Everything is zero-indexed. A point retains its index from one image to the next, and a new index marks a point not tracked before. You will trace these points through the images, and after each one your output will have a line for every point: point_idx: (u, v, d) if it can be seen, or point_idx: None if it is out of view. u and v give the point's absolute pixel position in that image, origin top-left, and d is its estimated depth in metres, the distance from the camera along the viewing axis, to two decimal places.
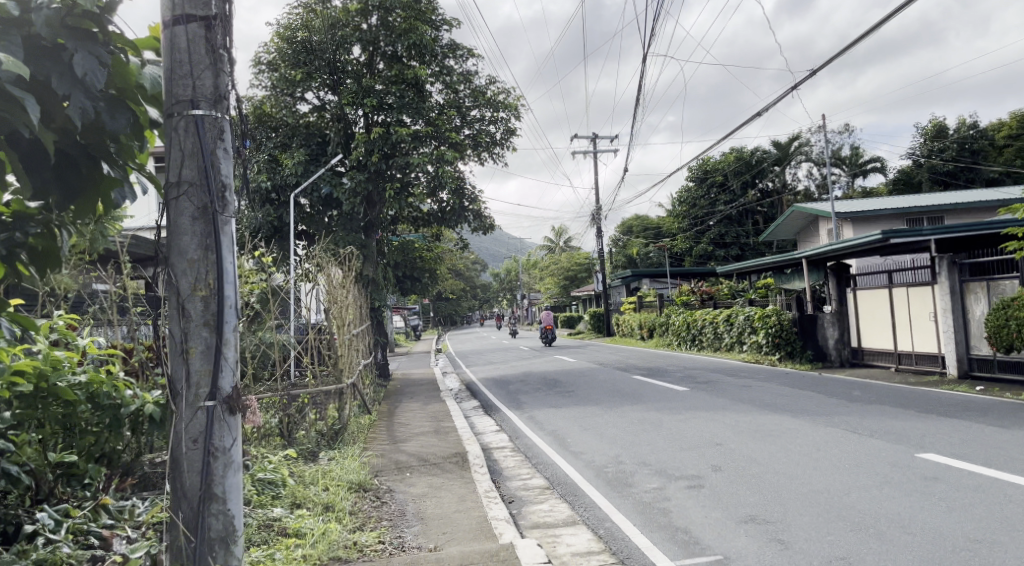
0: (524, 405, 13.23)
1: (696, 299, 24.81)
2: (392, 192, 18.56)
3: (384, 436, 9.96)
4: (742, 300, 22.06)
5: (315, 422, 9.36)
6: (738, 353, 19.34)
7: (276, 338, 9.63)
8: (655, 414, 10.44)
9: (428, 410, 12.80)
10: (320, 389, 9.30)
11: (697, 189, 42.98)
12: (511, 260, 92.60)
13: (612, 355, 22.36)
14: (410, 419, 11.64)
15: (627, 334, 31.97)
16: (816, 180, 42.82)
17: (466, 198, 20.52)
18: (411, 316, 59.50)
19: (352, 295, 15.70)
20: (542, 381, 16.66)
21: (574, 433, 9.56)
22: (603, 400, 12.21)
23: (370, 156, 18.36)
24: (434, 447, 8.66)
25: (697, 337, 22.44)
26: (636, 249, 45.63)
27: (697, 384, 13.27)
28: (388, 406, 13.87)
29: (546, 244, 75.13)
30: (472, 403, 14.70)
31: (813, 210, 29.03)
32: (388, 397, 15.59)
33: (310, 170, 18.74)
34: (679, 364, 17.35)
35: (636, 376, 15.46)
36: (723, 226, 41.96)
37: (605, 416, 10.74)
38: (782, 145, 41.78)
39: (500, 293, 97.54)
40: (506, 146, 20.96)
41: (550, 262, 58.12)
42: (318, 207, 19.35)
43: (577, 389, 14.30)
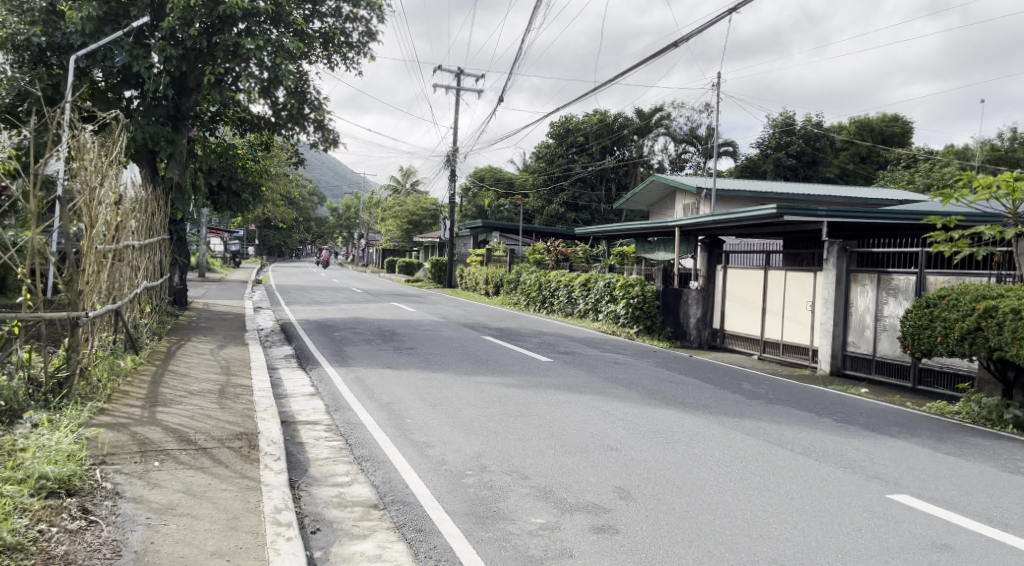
0: (351, 360, 10.60)
1: (550, 259, 22.96)
2: (210, 79, 14.94)
3: (143, 392, 7.00)
4: (601, 265, 20.39)
5: (27, 365, 6.21)
6: (593, 323, 17.59)
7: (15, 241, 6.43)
8: (519, 391, 8.21)
9: (220, 356, 9.82)
10: (42, 315, 6.18)
11: (556, 146, 41.39)
12: (351, 196, 87.49)
13: (455, 308, 20.07)
14: (192, 367, 8.67)
15: (470, 288, 29.84)
16: (671, 155, 42.55)
17: (306, 104, 17.17)
18: (234, 240, 54.03)
19: (138, 198, 12.15)
20: (374, 331, 14.01)
21: (413, 411, 7.13)
22: (451, 366, 9.83)
23: (185, 28, 14.54)
24: (209, 420, 5.88)
25: (548, 299, 20.65)
26: (487, 201, 43.50)
27: (558, 355, 11.24)
28: (170, 345, 10.71)
29: (390, 185, 71.32)
30: (284, 351, 11.81)
31: (676, 182, 28.05)
32: (175, 331, 12.34)
33: (104, 32, 14.56)
34: (532, 329, 15.29)
35: (487, 338, 13.23)
36: (578, 188, 40.79)
37: (454, 389, 8.38)
38: (645, 115, 41.04)
39: (336, 230, 92.34)
40: (362, 51, 17.72)
41: (393, 203, 54.69)
42: (113, 83, 15.21)
43: (417, 346, 11.82)
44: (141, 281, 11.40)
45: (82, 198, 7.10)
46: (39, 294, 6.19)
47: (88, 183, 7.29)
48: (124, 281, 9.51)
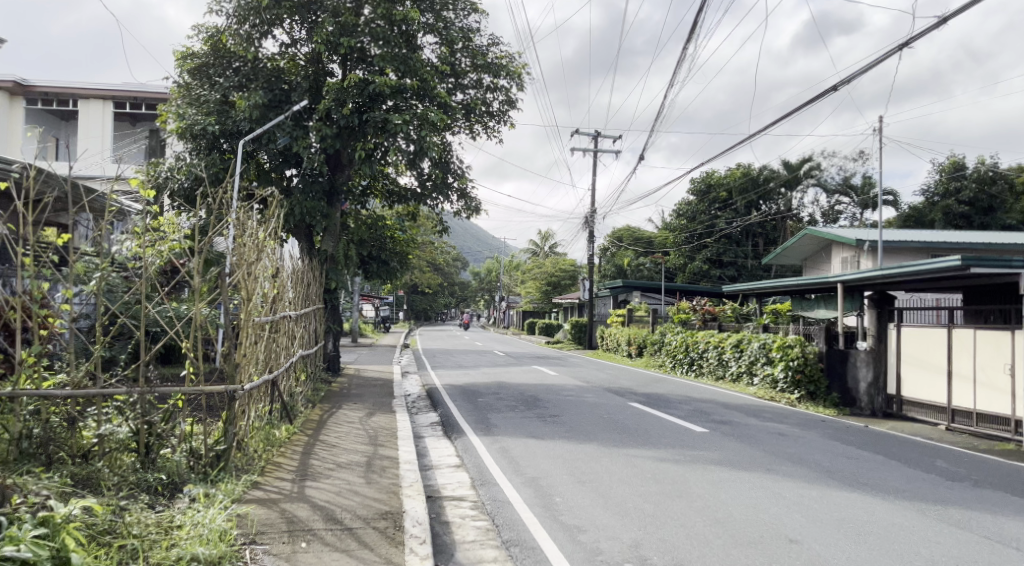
0: (496, 428, 10.34)
1: (697, 319, 22.01)
2: (361, 154, 15.65)
3: (295, 464, 7.03)
4: (753, 324, 19.25)
5: (189, 437, 6.39)
6: (748, 388, 16.52)
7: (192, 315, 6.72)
8: (675, 466, 7.60)
9: (368, 424, 9.86)
10: (202, 388, 6.35)
11: (698, 202, 40.40)
12: (492, 260, 89.45)
13: (599, 372, 19.53)
14: (341, 436, 8.73)
15: (613, 349, 29.18)
16: (823, 206, 40.34)
17: (450, 173, 17.61)
18: (383, 306, 56.36)
19: (295, 270, 12.72)
20: (518, 397, 13.76)
21: (562, 487, 6.71)
22: (599, 436, 9.34)
23: (339, 108, 15.38)
24: (357, 497, 5.74)
25: (697, 361, 19.69)
26: (628, 260, 42.92)
27: (713, 424, 10.46)
28: (321, 413, 10.93)
29: (529, 247, 72.30)
30: (430, 418, 11.78)
31: (832, 235, 26.37)
32: (327, 398, 12.65)
33: (267, 116, 15.67)
34: (682, 394, 14.50)
35: (635, 405, 12.63)
36: (723, 244, 39.42)
37: (605, 462, 7.89)
38: (793, 166, 39.35)
39: (478, 293, 94.49)
40: (502, 119, 18.05)
41: (533, 265, 55.24)
42: (275, 163, 16.27)
43: (562, 414, 11.43)
44: (296, 349, 11.83)
45: (241, 273, 7.37)
46: (201, 369, 6.39)
47: (247, 258, 7.58)
48: (280, 351, 9.83)
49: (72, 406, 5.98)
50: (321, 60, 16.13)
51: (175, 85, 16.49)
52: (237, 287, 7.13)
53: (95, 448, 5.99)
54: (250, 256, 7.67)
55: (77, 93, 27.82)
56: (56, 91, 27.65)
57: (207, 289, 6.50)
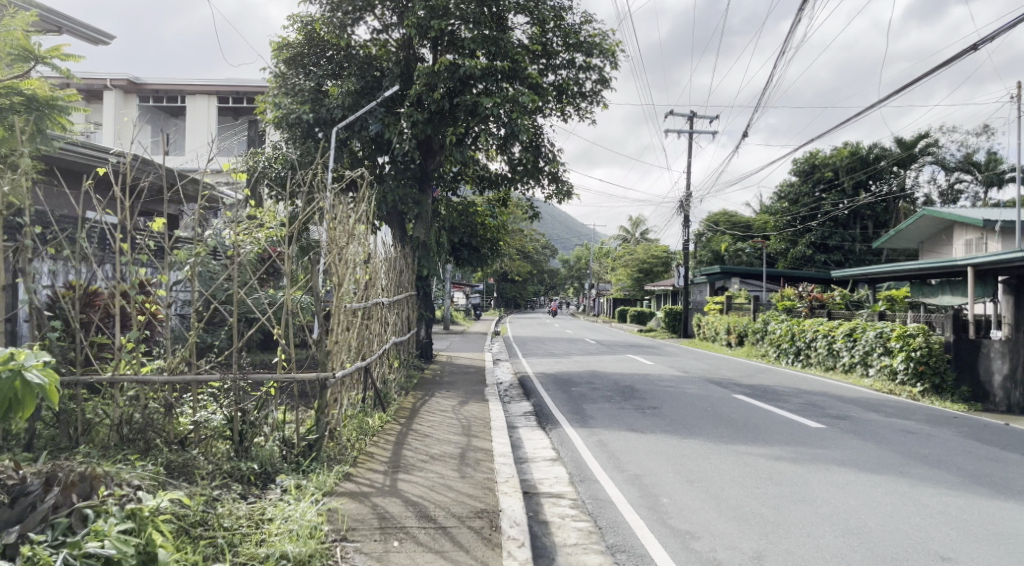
0: (594, 419, 9.90)
1: (804, 306, 20.84)
2: (452, 139, 15.43)
3: (389, 454, 6.82)
4: (866, 312, 18.03)
5: (281, 426, 6.27)
6: (862, 380, 15.44)
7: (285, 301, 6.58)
8: (792, 467, 6.98)
9: (462, 413, 9.61)
10: (294, 375, 6.20)
11: (801, 184, 38.53)
12: (583, 247, 88.72)
13: (698, 362, 18.76)
14: (435, 426, 8.50)
15: (711, 338, 28.16)
16: (939, 185, 37.71)
17: (542, 156, 17.20)
18: (474, 293, 56.75)
19: (389, 257, 12.62)
20: (615, 387, 13.27)
21: (669, 487, 6.23)
22: (704, 431, 8.76)
23: (430, 93, 15.19)
24: (451, 492, 5.45)
25: (804, 350, 18.62)
26: (725, 245, 41.44)
27: (829, 420, 9.69)
28: (415, 401, 10.76)
29: (621, 234, 71.16)
30: (525, 408, 11.46)
31: (953, 215, 24.47)
32: (421, 386, 12.53)
33: (360, 103, 15.65)
34: (790, 386, 13.64)
35: (740, 397, 11.93)
36: (828, 228, 37.45)
37: (713, 460, 7.34)
38: (907, 143, 36.93)
39: (569, 281, 93.93)
40: (596, 100, 17.48)
41: (626, 252, 54.25)
42: (368, 150, 16.27)
43: (662, 405, 10.88)
44: (390, 336, 11.73)
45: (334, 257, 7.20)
46: (294, 356, 6.23)
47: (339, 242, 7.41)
48: (373, 337, 9.71)
49: (169, 392, 5.91)
50: (412, 46, 15.98)
51: (273, 75, 16.71)
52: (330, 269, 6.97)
53: (190, 435, 5.93)
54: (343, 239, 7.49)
55: (184, 89, 28.94)
56: (165, 87, 28.81)
57: (303, 270, 6.28)
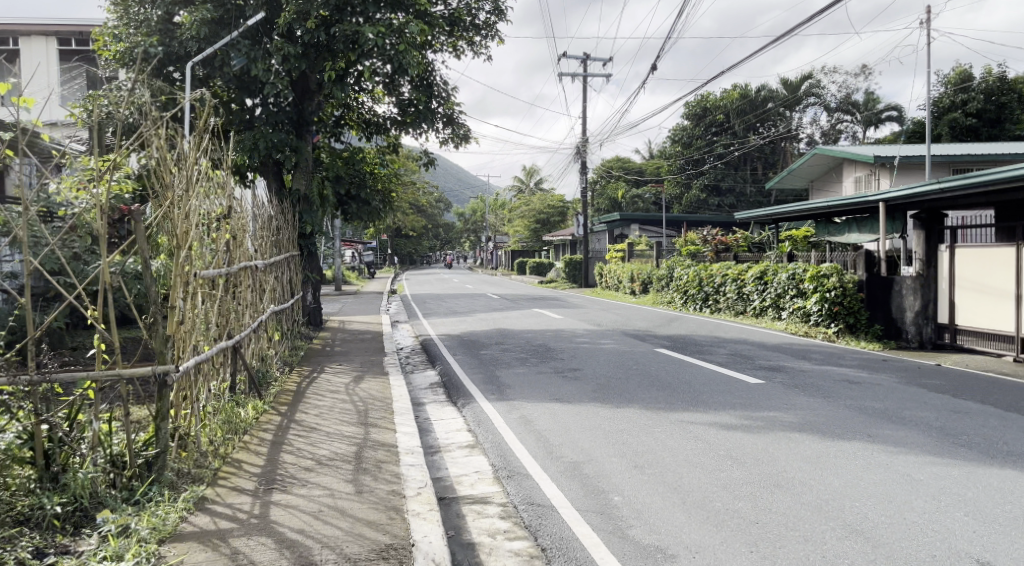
0: (511, 389, 8.67)
1: (709, 250, 20.34)
2: (331, 75, 13.56)
3: (260, 461, 5.33)
4: (773, 253, 17.59)
5: (106, 441, 4.65)
6: (775, 324, 14.92)
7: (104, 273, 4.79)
8: (751, 438, 5.98)
9: (357, 392, 8.15)
10: (118, 373, 4.50)
11: (693, 127, 38.42)
12: (477, 200, 87.47)
13: (607, 313, 17.93)
14: (323, 413, 7.00)
15: (613, 287, 27.62)
16: (824, 126, 38.44)
17: (434, 96, 15.60)
18: (366, 250, 54.43)
19: (262, 212, 10.80)
20: (526, 346, 12.12)
21: (618, 479, 5.09)
22: (637, 398, 7.67)
23: (303, 21, 13.21)
24: (342, 521, 4.05)
25: (713, 295, 18.07)
26: (622, 192, 41.04)
27: (764, 373, 8.85)
28: (300, 380, 9.19)
29: (514, 185, 70.19)
30: (429, 378, 10.10)
31: (845, 153, 24.56)
32: (308, 359, 10.95)
33: (218, 35, 13.46)
34: (709, 335, 12.89)
35: (662, 351, 11.01)
36: (720, 171, 37.60)
37: (659, 435, 6.23)
38: (793, 85, 37.38)
39: (464, 234, 92.54)
40: (490, 31, 15.94)
41: (521, 203, 53.31)
42: (235, 91, 14.14)
43: (583, 367, 9.78)
44: (267, 304, 10.05)
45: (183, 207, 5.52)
46: (117, 344, 4.55)
47: (187, 187, 5.70)
48: (243, 308, 8.04)
49: None
50: None
51: (112, 3, 14.13)
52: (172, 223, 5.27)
53: None
54: (192, 185, 5.77)
55: (16, 30, 25.14)
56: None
57: (132, 229, 4.58)
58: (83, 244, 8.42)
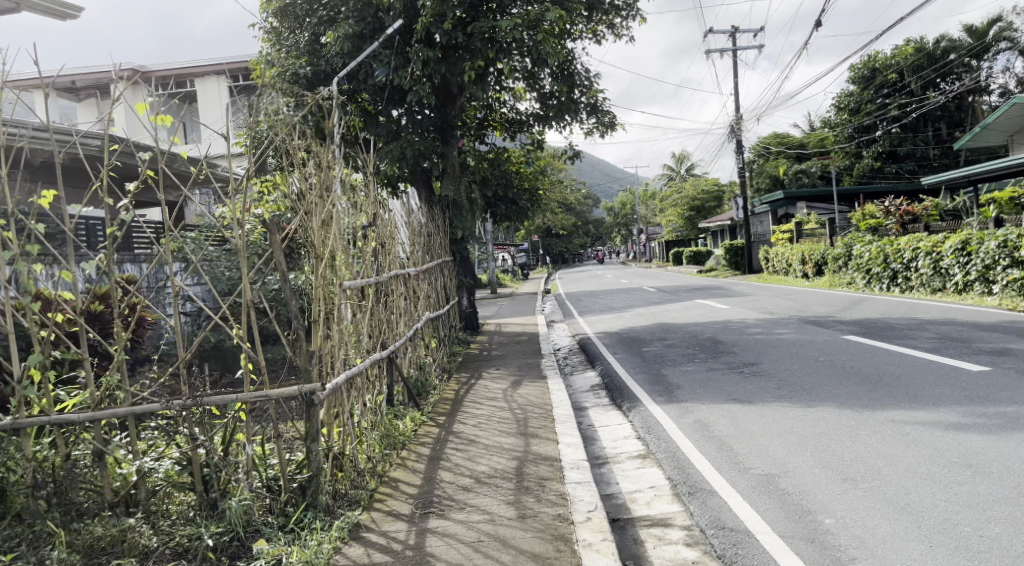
0: (681, 389, 7.91)
1: (892, 222, 18.33)
2: (472, 75, 13.32)
3: (417, 480, 4.99)
4: (973, 219, 15.47)
5: (261, 465, 4.44)
6: (985, 300, 13.08)
7: (252, 292, 4.59)
8: (987, 441, 4.92)
9: (516, 399, 7.72)
10: (266, 393, 4.25)
11: (860, 92, 35.30)
12: (627, 193, 86.07)
13: (779, 299, 16.57)
14: (483, 422, 6.64)
15: (782, 270, 25.77)
16: (1018, 73, 34.04)
17: (577, 85, 15.03)
18: (521, 252, 54.87)
19: (412, 218, 10.69)
20: (694, 340, 11.27)
21: (825, 496, 4.30)
22: (832, 395, 6.69)
23: (441, 24, 13.05)
24: (505, 556, 3.58)
25: (903, 272, 16.20)
26: (783, 169, 38.52)
27: (985, 358, 7.51)
28: (458, 387, 8.92)
29: (665, 174, 68.28)
30: (592, 380, 9.54)
31: None
32: (467, 365, 10.72)
33: (361, 49, 13.61)
34: (903, 317, 11.42)
35: (851, 338, 9.79)
36: (895, 136, 34.29)
37: (866, 439, 5.28)
38: (977, 31, 33.43)
39: (617, 229, 91.30)
40: (632, 11, 15.13)
41: (674, 191, 51.62)
42: (381, 102, 14.27)
43: (762, 361, 8.83)
44: (423, 311, 9.91)
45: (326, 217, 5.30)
46: (263, 363, 4.30)
47: (328, 196, 5.46)
48: (397, 317, 7.86)
49: (96, 433, 4.06)
50: None
51: (266, 32, 14.75)
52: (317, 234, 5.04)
53: (132, 493, 4.12)
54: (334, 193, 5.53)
55: (192, 73, 27.24)
56: (173, 74, 27.27)
57: (270, 244, 4.34)
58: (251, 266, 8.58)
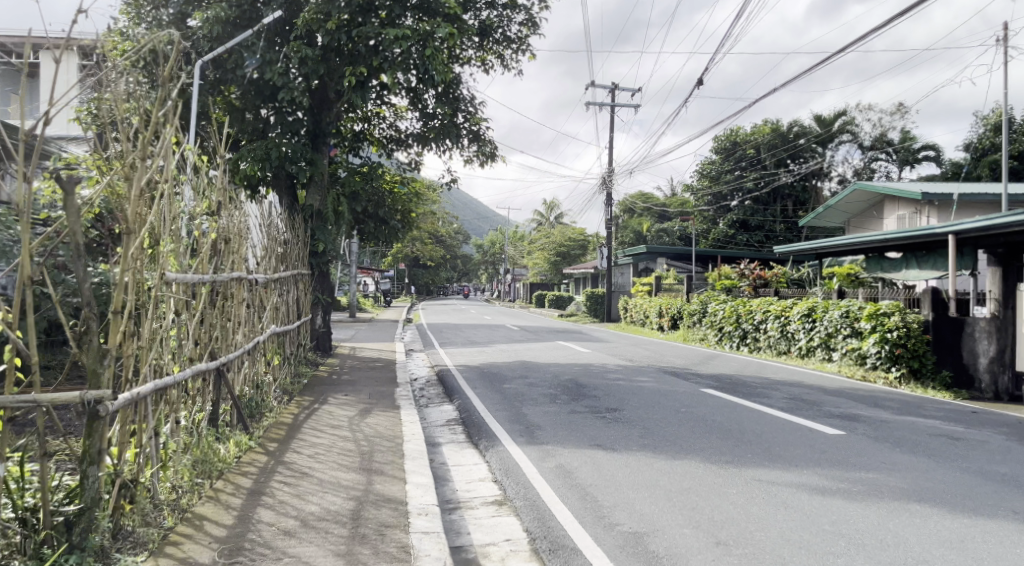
0: (542, 431, 7.40)
1: (747, 285, 19.05)
2: (350, 81, 12.55)
3: (229, 519, 4.12)
4: (820, 289, 16.27)
5: (17, 490, 3.45)
6: (827, 366, 13.63)
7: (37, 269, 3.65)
8: (857, 509, 4.69)
9: (362, 428, 6.92)
10: (33, 397, 3.30)
11: (723, 161, 37.34)
12: (496, 232, 86.85)
13: (637, 348, 16.66)
14: (321, 453, 5.81)
15: (639, 322, 26.31)
16: (858, 163, 37.26)
17: (459, 110, 14.59)
18: (384, 279, 53.58)
19: (267, 221, 9.70)
20: (554, 381, 10.89)
21: (698, 561, 3.86)
22: (696, 449, 6.38)
23: (322, 23, 12.23)
24: None
25: (754, 332, 16.74)
26: (647, 225, 39.93)
27: (839, 422, 7.54)
28: (298, 412, 7.99)
29: (535, 218, 69.47)
30: (446, 414, 8.87)
31: (890, 187, 23.29)
32: (311, 388, 9.75)
33: (231, 35, 12.49)
34: (756, 376, 11.59)
35: (709, 391, 9.72)
36: (749, 207, 36.45)
37: (734, 499, 4.95)
38: (827, 121, 36.42)
39: (483, 266, 91.70)
40: (523, 44, 14.96)
41: (542, 235, 52.35)
42: (248, 96, 13.16)
43: (624, 408, 8.53)
44: (268, 323, 8.92)
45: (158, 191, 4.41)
46: (35, 359, 3.36)
47: (161, 171, 4.57)
48: (234, 326, 6.90)
49: None
50: None
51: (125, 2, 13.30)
52: (140, 209, 4.13)
53: None
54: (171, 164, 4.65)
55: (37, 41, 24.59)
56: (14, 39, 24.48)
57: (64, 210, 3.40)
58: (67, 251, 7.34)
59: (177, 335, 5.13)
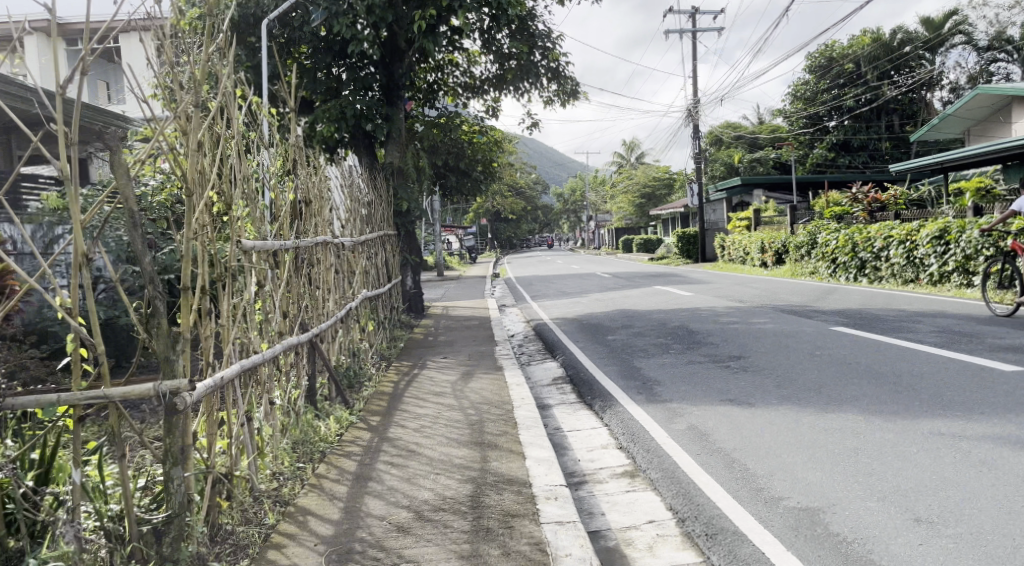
0: (663, 386, 6.70)
1: (860, 210, 17.58)
2: (421, 26, 11.83)
3: (334, 512, 3.63)
4: (948, 209, 14.75)
5: (97, 499, 3.02)
6: (965, 293, 12.36)
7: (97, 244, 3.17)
8: None
9: (468, 394, 6.40)
10: (101, 395, 2.83)
11: (817, 81, 34.91)
12: (577, 179, 85.64)
13: (744, 287, 15.62)
14: (428, 425, 5.31)
15: (738, 259, 25.03)
16: (970, 69, 34.17)
17: (537, 46, 13.68)
18: (468, 235, 53.48)
19: (349, 182, 9.22)
20: (663, 329, 10.13)
21: (898, 546, 3.13)
22: (848, 399, 5.55)
23: None
24: None
25: (873, 261, 15.41)
26: (737, 157, 37.97)
27: (1010, 356, 6.51)
28: (398, 378, 7.55)
29: (616, 161, 67.78)
30: (553, 372, 8.29)
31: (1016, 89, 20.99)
32: (408, 352, 9.34)
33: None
34: (887, 308, 10.51)
35: (841, 330, 8.76)
36: (849, 128, 34.07)
37: (914, 460, 4.15)
38: (933, 25, 33.39)
39: (566, 215, 90.83)
40: None
41: (625, 177, 50.88)
42: (319, 55, 12.66)
43: (749, 355, 7.71)
44: (359, 289, 8.51)
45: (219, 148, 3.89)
46: (99, 348, 2.88)
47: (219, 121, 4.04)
48: (323, 294, 6.45)
49: None
50: None
51: None
52: (205, 169, 3.62)
53: None
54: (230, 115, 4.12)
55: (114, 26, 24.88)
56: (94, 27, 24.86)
57: (114, 173, 2.88)
58: (153, 230, 7.05)
59: (264, 311, 4.68)
